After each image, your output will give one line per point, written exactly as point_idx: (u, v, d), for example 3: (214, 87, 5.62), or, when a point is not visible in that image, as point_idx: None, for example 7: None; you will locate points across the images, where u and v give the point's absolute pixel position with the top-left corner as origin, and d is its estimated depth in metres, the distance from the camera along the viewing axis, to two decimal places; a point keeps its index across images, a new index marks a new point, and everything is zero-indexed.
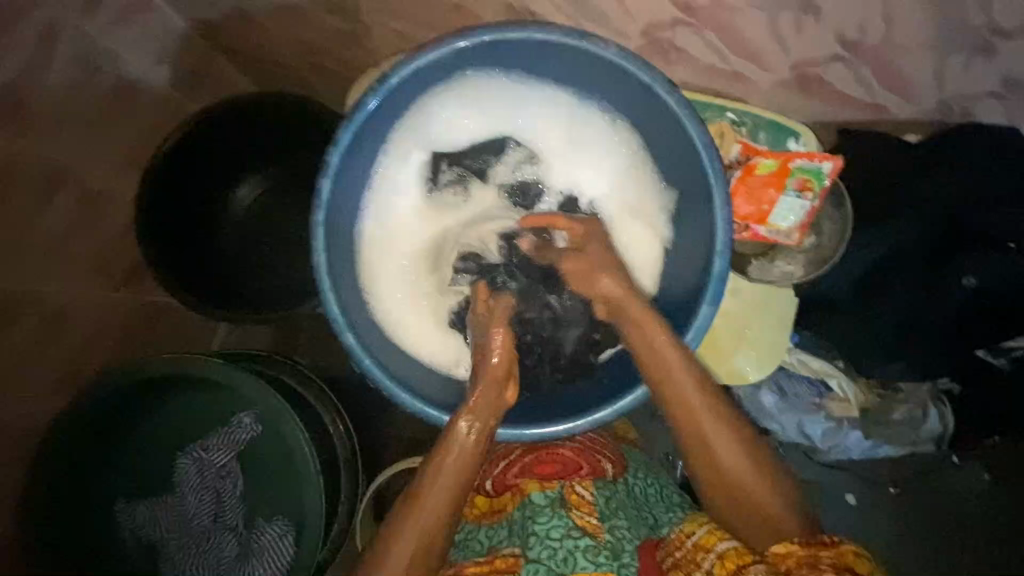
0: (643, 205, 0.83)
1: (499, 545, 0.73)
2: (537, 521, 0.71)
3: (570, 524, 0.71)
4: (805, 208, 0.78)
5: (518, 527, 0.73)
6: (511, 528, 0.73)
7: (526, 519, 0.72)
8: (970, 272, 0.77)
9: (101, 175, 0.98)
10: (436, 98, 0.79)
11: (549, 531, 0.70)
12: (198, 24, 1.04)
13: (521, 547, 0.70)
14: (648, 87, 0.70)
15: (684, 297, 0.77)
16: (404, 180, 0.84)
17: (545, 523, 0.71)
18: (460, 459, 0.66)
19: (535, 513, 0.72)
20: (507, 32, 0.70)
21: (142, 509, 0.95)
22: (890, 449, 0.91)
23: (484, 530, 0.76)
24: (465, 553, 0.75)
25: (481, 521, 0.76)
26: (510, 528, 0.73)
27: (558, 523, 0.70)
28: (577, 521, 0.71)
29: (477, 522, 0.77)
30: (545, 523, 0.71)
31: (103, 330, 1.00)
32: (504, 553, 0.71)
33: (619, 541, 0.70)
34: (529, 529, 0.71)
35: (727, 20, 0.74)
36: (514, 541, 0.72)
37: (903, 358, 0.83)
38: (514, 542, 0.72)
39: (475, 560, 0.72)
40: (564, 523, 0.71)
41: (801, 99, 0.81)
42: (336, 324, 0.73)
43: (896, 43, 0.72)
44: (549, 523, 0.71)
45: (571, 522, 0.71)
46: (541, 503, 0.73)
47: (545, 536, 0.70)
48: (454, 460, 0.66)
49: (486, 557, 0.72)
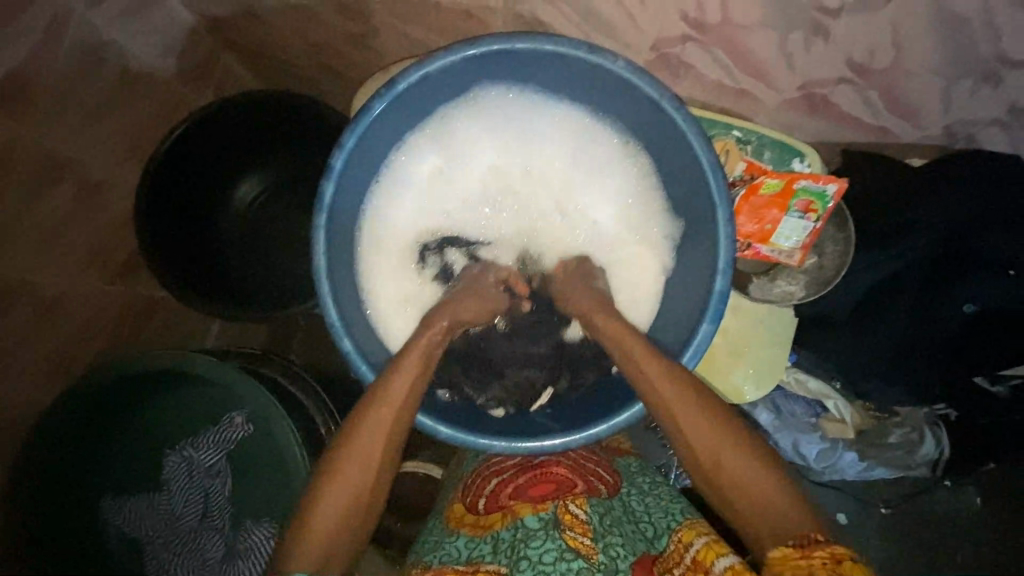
0: (647, 223, 0.83)
1: (480, 558, 0.69)
2: (529, 544, 0.68)
3: (563, 546, 0.67)
4: (809, 228, 0.78)
5: (505, 545, 0.70)
6: (498, 547, 0.70)
7: (518, 540, 0.69)
8: (971, 297, 0.77)
9: (101, 168, 0.97)
10: (444, 108, 0.79)
11: (541, 555, 0.67)
12: (203, 18, 1.02)
13: (508, 566, 0.67)
14: (655, 103, 0.70)
15: (684, 313, 0.77)
16: (407, 189, 0.84)
17: (537, 548, 0.67)
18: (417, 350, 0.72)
19: (526, 536, 0.69)
20: (514, 44, 0.70)
21: (130, 505, 0.94)
22: (884, 471, 0.91)
23: (462, 539, 0.73)
24: (441, 560, 0.71)
25: (461, 530, 0.74)
26: (495, 545, 0.70)
27: (551, 546, 0.67)
28: (570, 543, 0.68)
29: (458, 530, 0.74)
30: (537, 546, 0.68)
31: (95, 326, 0.99)
32: (486, 567, 0.68)
33: (613, 560, 0.66)
34: (520, 552, 0.67)
35: (735, 38, 0.71)
36: (499, 560, 0.68)
37: (902, 383, 0.83)
38: (499, 561, 0.68)
39: (455, 568, 0.68)
40: (556, 546, 0.67)
41: (806, 119, 0.80)
42: (333, 329, 0.72)
43: (905, 69, 0.70)
44: (541, 547, 0.67)
45: (564, 544, 0.67)
46: (534, 526, 0.70)
47: (537, 560, 0.66)
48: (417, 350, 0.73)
49: (466, 567, 0.68)
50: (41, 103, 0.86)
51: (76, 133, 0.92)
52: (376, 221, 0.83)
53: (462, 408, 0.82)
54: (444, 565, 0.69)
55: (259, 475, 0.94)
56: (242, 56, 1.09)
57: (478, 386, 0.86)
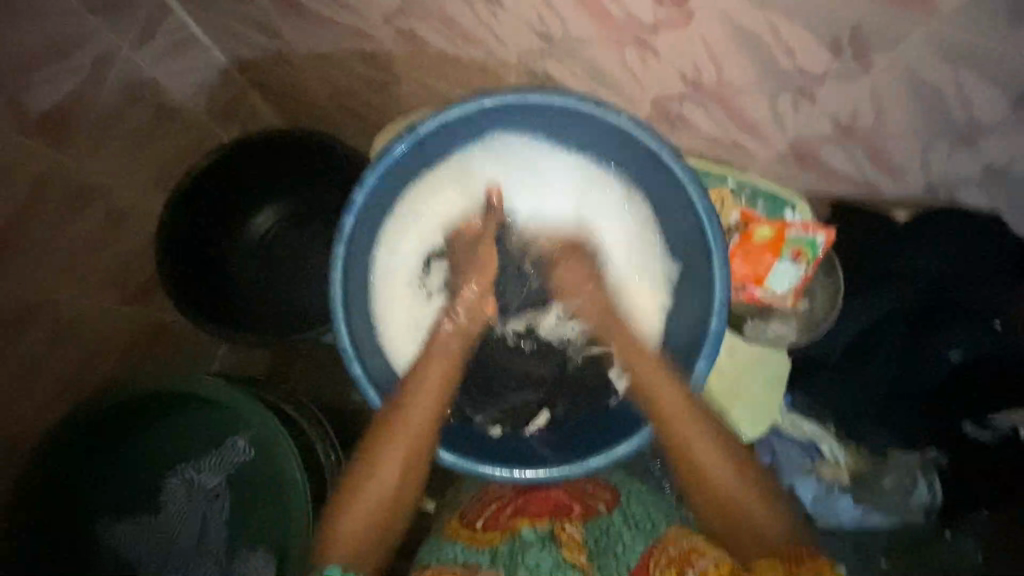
0: (647, 266, 0.87)
1: (477, 564, 0.71)
2: (525, 554, 0.72)
3: (559, 559, 0.71)
4: (799, 275, 0.82)
5: (503, 556, 0.72)
6: (495, 555, 0.73)
7: (515, 551, 0.72)
8: (952, 346, 0.81)
9: (130, 194, 1.02)
10: (459, 151, 0.85)
11: (537, 563, 0.71)
12: (236, 60, 1.10)
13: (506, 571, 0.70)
14: (656, 154, 0.75)
15: (684, 353, 0.79)
16: (420, 224, 0.89)
17: (534, 558, 0.71)
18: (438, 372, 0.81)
19: (524, 548, 0.73)
20: (526, 97, 0.75)
21: (124, 528, 0.94)
22: (881, 518, 0.88)
23: (457, 547, 0.74)
24: (436, 557, 0.74)
25: (459, 539, 0.76)
26: (492, 554, 0.73)
27: (546, 557, 0.71)
28: (566, 555, 0.72)
29: (453, 537, 0.76)
30: (535, 556, 0.72)
31: (109, 346, 1.02)
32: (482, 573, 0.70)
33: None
34: (517, 559, 0.71)
35: (730, 97, 0.77)
36: (495, 566, 0.71)
37: (893, 426, 0.86)
38: (497, 566, 0.71)
39: (449, 570, 0.70)
40: (552, 558, 0.71)
41: (797, 172, 0.85)
42: (344, 354, 0.75)
43: (886, 130, 0.75)
44: (538, 556, 0.72)
45: (561, 556, 0.72)
46: (530, 540, 0.74)
47: (533, 568, 0.70)
48: (433, 385, 0.80)
49: (462, 572, 0.70)
50: (80, 133, 0.92)
51: (110, 162, 0.98)
52: (388, 253, 0.87)
53: (458, 427, 0.84)
54: (443, 564, 0.71)
55: (259, 500, 0.95)
56: (268, 96, 1.16)
57: (477, 402, 0.89)
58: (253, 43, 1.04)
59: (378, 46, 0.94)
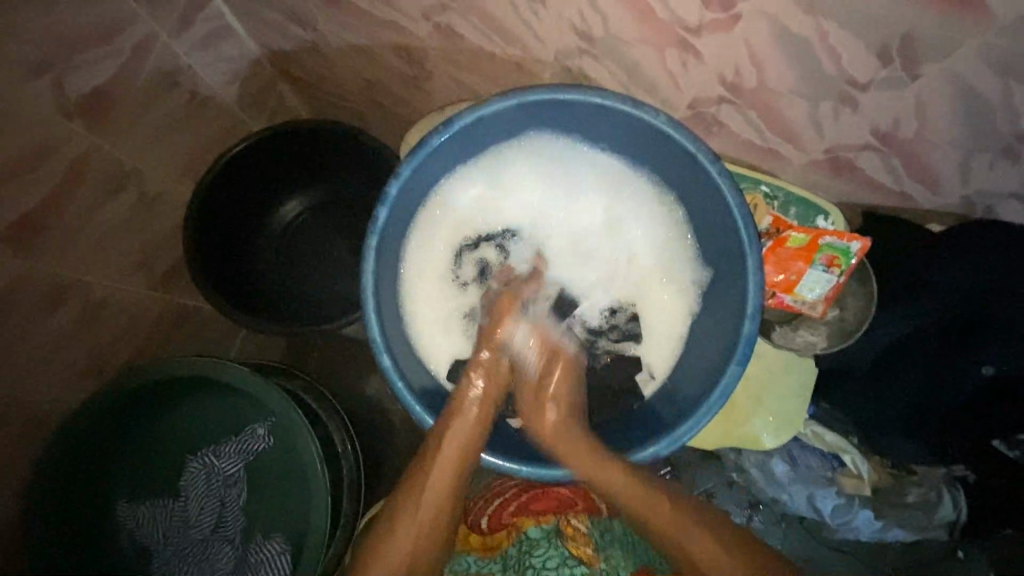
0: (677, 270, 0.87)
1: (490, 575, 0.76)
2: (533, 554, 0.77)
3: (566, 555, 0.76)
4: (831, 282, 0.81)
5: (513, 559, 0.78)
6: (507, 562, 0.78)
7: (524, 554, 0.77)
8: (986, 360, 0.79)
9: (162, 179, 1.03)
10: (494, 146, 0.85)
11: (545, 562, 0.76)
12: (269, 51, 1.10)
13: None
14: (692, 156, 0.75)
15: (712, 356, 0.79)
16: (450, 218, 0.89)
17: (541, 556, 0.76)
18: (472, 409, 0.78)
19: (532, 546, 0.77)
20: (564, 95, 0.75)
21: (144, 510, 0.95)
22: (901, 533, 0.90)
23: (472, 558, 0.79)
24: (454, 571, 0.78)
25: (471, 551, 0.80)
26: (503, 559, 0.78)
27: (555, 555, 0.76)
28: (573, 551, 0.76)
29: (465, 551, 0.80)
30: (542, 555, 0.76)
31: (135, 329, 1.03)
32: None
33: (614, 568, 0.75)
34: (526, 561, 0.76)
35: (768, 102, 0.76)
36: (507, 573, 0.76)
37: (917, 440, 0.86)
38: (509, 573, 0.76)
39: None
40: (560, 554, 0.77)
41: (831, 179, 0.85)
42: (374, 344, 0.76)
43: (927, 139, 0.74)
44: (544, 556, 0.76)
45: (568, 553, 0.76)
46: (537, 537, 0.78)
47: (541, 567, 0.75)
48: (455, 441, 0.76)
49: None
50: (116, 117, 0.93)
51: (144, 147, 0.99)
52: (417, 247, 0.87)
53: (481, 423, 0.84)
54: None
55: (277, 487, 0.96)
56: (298, 87, 1.17)
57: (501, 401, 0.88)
58: (288, 35, 1.04)
59: (413, 40, 0.94)
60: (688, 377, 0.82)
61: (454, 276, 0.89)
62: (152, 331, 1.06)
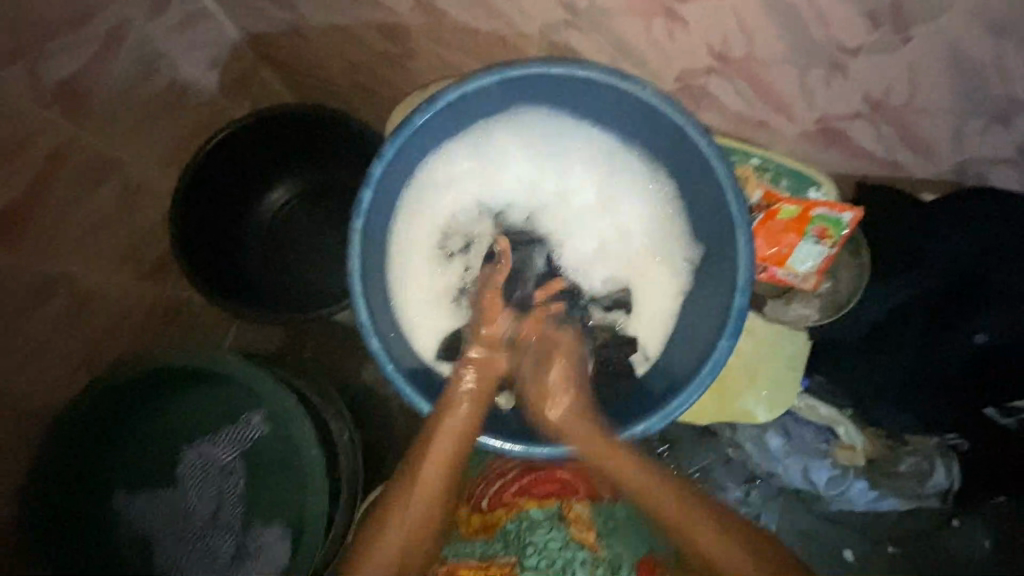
0: (669, 248, 0.85)
1: (494, 553, 0.74)
2: (534, 532, 0.76)
3: (568, 537, 0.75)
4: (823, 254, 0.82)
5: (512, 535, 0.76)
6: (507, 538, 0.76)
7: (524, 530, 0.76)
8: (979, 329, 0.79)
9: (145, 168, 1.02)
10: (481, 123, 0.83)
11: (547, 543, 0.74)
12: (249, 34, 1.08)
13: (518, 556, 0.74)
14: (681, 128, 0.74)
15: (701, 333, 0.79)
16: (437, 196, 0.88)
17: (543, 537, 0.75)
18: (461, 418, 0.76)
19: (533, 526, 0.76)
20: (550, 69, 0.74)
21: (143, 500, 0.95)
22: (892, 501, 0.91)
23: (473, 542, 0.77)
24: (457, 555, 0.75)
25: (475, 536, 0.78)
26: (504, 538, 0.76)
27: (557, 536, 0.75)
28: (573, 534, 0.76)
29: (472, 535, 0.78)
30: (545, 536, 0.75)
31: (124, 321, 1.02)
32: (499, 560, 0.73)
33: (615, 555, 0.75)
34: (525, 539, 0.75)
35: (757, 72, 0.75)
36: (509, 551, 0.75)
37: (914, 411, 0.85)
38: (509, 552, 0.74)
39: (468, 564, 0.74)
40: (561, 535, 0.75)
41: (823, 150, 0.84)
42: (363, 328, 0.75)
43: (919, 106, 0.73)
44: (548, 538, 0.75)
45: (568, 534, 0.76)
46: (540, 518, 0.77)
47: (543, 547, 0.74)
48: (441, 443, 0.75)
49: (481, 562, 0.74)
50: (95, 105, 0.92)
51: (125, 136, 0.97)
52: (405, 229, 0.86)
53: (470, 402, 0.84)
54: (460, 561, 0.74)
55: (273, 475, 0.96)
56: (281, 72, 1.14)
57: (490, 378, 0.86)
58: (268, 16, 1.02)
59: (396, 18, 0.92)
60: (676, 356, 0.81)
61: (440, 253, 0.88)
62: (141, 322, 1.05)
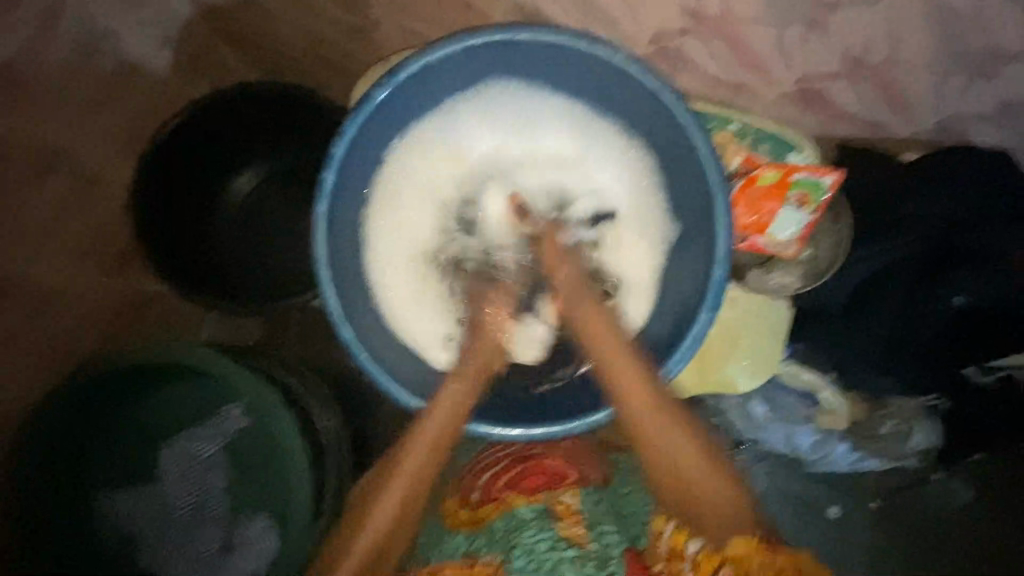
0: (647, 217, 0.83)
1: (477, 551, 0.71)
2: (523, 533, 0.71)
3: (556, 535, 0.70)
4: (804, 221, 0.80)
5: (499, 536, 0.71)
6: (492, 538, 0.71)
7: (512, 530, 0.71)
8: (958, 291, 0.79)
9: (100, 154, 0.97)
10: (448, 95, 0.80)
11: (536, 544, 0.70)
12: None
13: (504, 556, 0.70)
14: (653, 95, 0.73)
15: (677, 308, 0.78)
16: (408, 172, 0.83)
17: (532, 537, 0.70)
18: (437, 425, 0.74)
19: (521, 525, 0.71)
20: (515, 35, 0.72)
21: (124, 498, 0.93)
22: (878, 463, 0.90)
23: (461, 537, 0.73)
24: (439, 556, 0.72)
25: (460, 528, 0.74)
26: (489, 536, 0.72)
27: (545, 536, 0.70)
28: (563, 532, 0.71)
29: (456, 529, 0.74)
30: (532, 535, 0.71)
31: (92, 314, 0.98)
32: (483, 560, 0.69)
33: (605, 547, 0.70)
34: (514, 540, 0.70)
35: None
36: (494, 550, 0.70)
37: (895, 371, 0.85)
38: (494, 551, 0.70)
39: (453, 565, 0.69)
40: (550, 535, 0.70)
41: (803, 114, 0.82)
42: (334, 316, 0.74)
43: None
44: (536, 536, 0.71)
45: (558, 533, 0.71)
46: (528, 516, 0.72)
47: (532, 549, 0.70)
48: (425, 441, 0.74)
49: (464, 562, 0.70)
50: None
51: None
52: (376, 209, 0.82)
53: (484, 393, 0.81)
54: (443, 563, 0.70)
55: (257, 465, 0.94)
56: None
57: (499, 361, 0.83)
58: None
59: None
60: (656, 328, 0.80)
61: (414, 235, 0.84)
62: (108, 320, 1.00)
